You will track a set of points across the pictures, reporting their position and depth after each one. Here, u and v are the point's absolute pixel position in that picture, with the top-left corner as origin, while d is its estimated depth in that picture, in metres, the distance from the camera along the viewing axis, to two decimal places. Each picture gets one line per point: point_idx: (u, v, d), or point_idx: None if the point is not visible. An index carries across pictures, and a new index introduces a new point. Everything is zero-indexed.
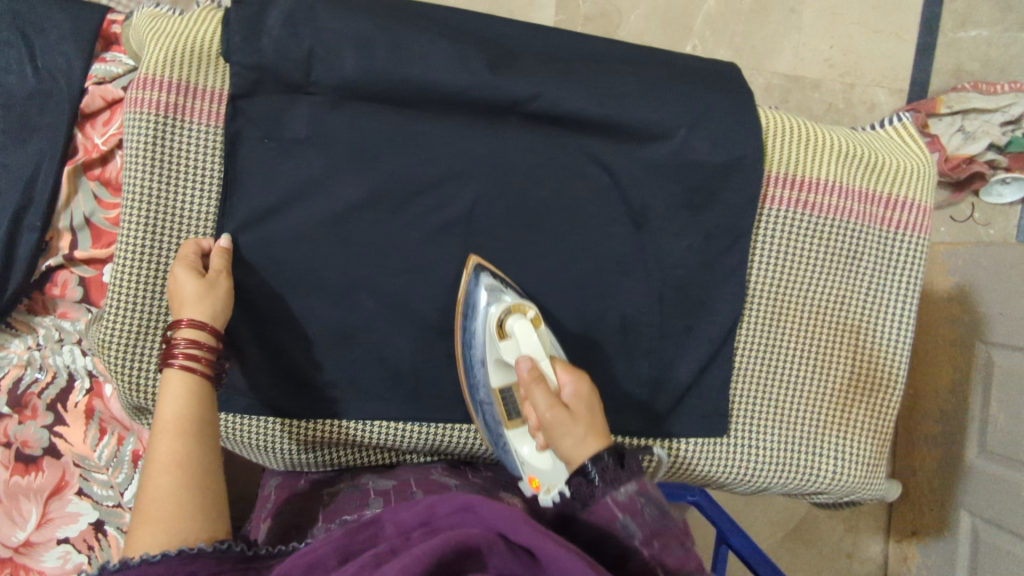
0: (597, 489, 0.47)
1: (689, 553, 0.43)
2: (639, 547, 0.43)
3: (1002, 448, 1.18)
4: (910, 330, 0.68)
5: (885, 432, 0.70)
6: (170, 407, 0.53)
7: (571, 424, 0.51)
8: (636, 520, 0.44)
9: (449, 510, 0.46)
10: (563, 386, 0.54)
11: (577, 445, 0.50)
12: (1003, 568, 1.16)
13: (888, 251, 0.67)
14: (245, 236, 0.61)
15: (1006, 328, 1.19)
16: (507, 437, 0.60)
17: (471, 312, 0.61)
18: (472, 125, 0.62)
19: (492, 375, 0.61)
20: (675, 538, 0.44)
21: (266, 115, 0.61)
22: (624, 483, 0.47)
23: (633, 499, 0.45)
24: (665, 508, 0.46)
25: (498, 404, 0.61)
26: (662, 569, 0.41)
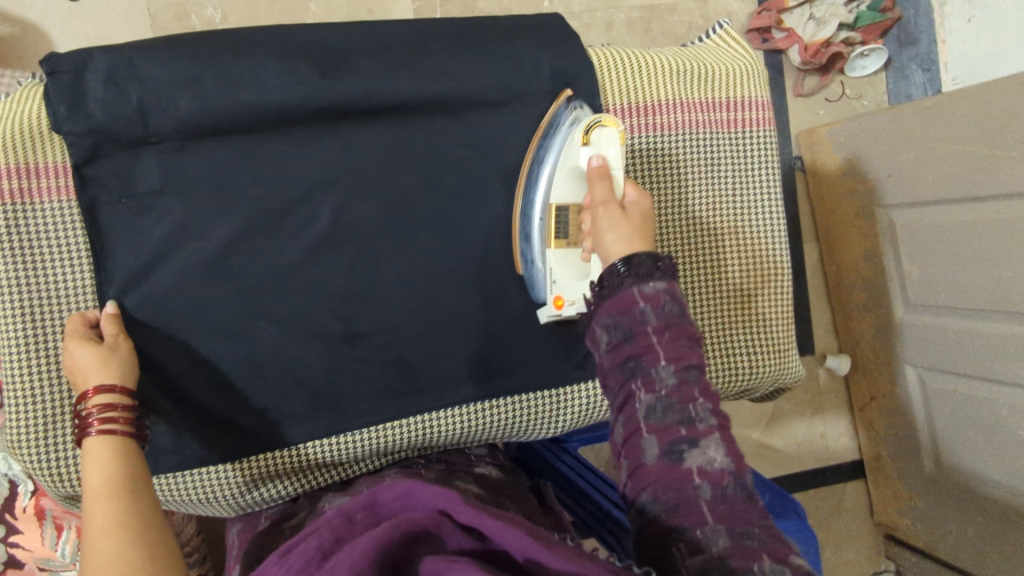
0: (626, 280, 0.52)
1: (692, 352, 0.50)
2: (648, 334, 0.50)
3: (925, 298, 1.27)
4: (780, 216, 0.76)
5: (786, 316, 0.75)
6: (97, 474, 0.52)
7: (624, 224, 0.57)
8: (654, 311, 0.51)
9: (390, 497, 0.50)
10: (626, 195, 0.60)
11: (622, 243, 0.56)
12: (954, 404, 1.25)
13: (740, 152, 0.74)
14: (130, 299, 0.61)
15: (900, 187, 1.27)
16: (547, 255, 0.65)
17: (551, 132, 0.67)
18: (322, 136, 0.64)
19: (556, 187, 0.64)
20: (684, 335, 0.50)
21: (115, 176, 0.61)
22: (654, 279, 0.52)
23: (659, 294, 0.51)
24: (685, 311, 0.51)
25: (546, 221, 0.65)
26: (658, 356, 0.49)
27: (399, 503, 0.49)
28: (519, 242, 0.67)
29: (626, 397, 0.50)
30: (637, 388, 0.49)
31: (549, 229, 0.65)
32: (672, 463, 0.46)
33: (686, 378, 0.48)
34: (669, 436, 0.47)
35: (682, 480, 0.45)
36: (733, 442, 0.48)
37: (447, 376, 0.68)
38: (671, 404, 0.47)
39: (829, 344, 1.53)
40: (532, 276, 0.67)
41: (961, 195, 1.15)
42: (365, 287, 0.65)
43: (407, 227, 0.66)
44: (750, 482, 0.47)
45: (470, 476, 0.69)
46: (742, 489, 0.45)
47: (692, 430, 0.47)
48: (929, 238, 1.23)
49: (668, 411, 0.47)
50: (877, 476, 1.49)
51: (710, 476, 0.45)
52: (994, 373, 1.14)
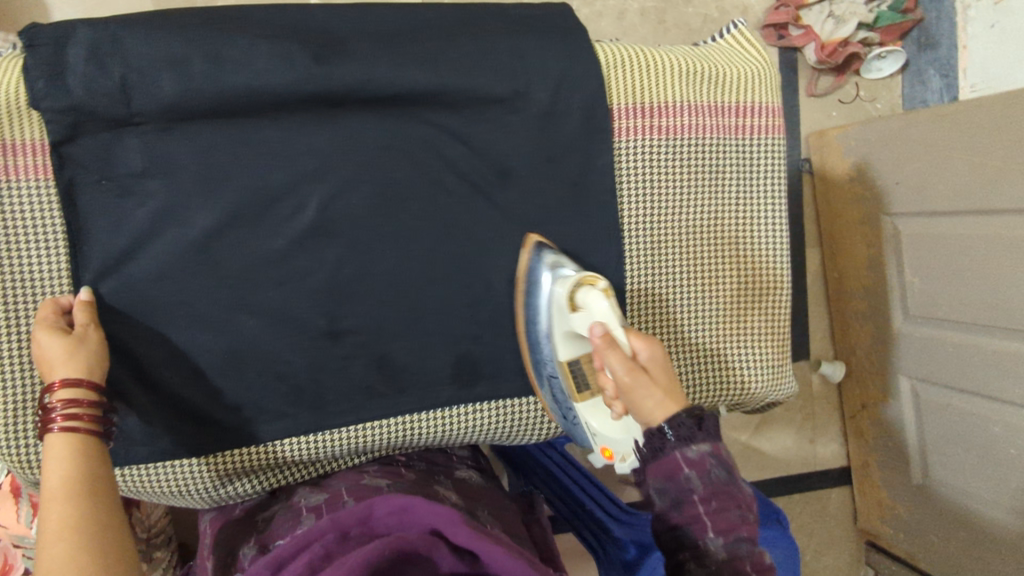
0: (669, 444, 0.49)
1: (741, 521, 0.48)
2: (695, 505, 0.48)
3: (925, 310, 1.25)
4: (784, 230, 0.73)
5: (783, 332, 0.74)
6: (56, 471, 0.51)
7: (654, 391, 0.52)
8: (701, 478, 0.48)
9: (386, 512, 0.48)
10: (636, 351, 0.55)
11: (662, 404, 0.51)
12: (947, 418, 1.24)
13: (747, 161, 0.71)
14: (106, 286, 0.59)
15: (909, 196, 1.25)
16: (578, 412, 0.62)
17: (533, 284, 0.65)
18: (312, 123, 0.62)
19: (560, 349, 0.63)
20: (734, 502, 0.48)
21: (96, 156, 0.59)
22: (698, 441, 0.49)
23: (705, 459, 0.48)
24: (734, 474, 0.49)
25: (564, 376, 0.63)
26: (706, 526, 0.47)
27: (394, 520, 0.48)
28: (547, 399, 0.67)
29: (676, 566, 0.48)
30: (684, 557, 0.48)
31: (570, 385, 0.62)
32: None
33: (738, 551, 0.46)
34: None
35: None
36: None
37: (430, 377, 0.66)
38: None
39: (824, 350, 1.52)
40: (571, 431, 0.66)
41: (969, 208, 1.13)
42: (350, 284, 0.63)
43: (396, 223, 0.64)
44: None
45: (450, 480, 0.68)
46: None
47: None
48: (933, 250, 1.21)
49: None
50: (863, 485, 1.49)
51: None
52: (988, 390, 1.13)
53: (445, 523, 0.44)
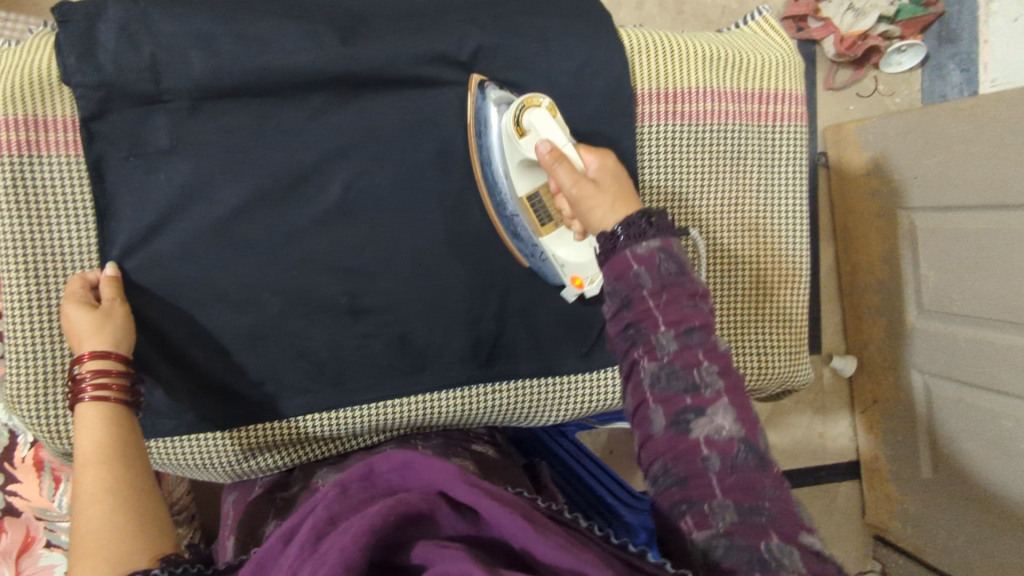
0: (620, 242, 0.49)
1: (695, 310, 0.47)
2: (645, 297, 0.47)
3: (939, 304, 1.25)
4: (803, 217, 0.73)
5: (801, 319, 0.74)
6: (87, 439, 0.52)
7: (602, 195, 0.53)
8: (651, 273, 0.47)
9: (388, 470, 0.48)
10: (588, 165, 0.56)
11: (609, 213, 0.53)
12: (959, 413, 1.24)
13: (770, 147, 0.71)
14: (133, 261, 0.60)
15: (926, 190, 1.24)
16: (543, 245, 0.64)
17: (484, 126, 0.63)
18: (338, 103, 0.62)
19: (517, 184, 0.62)
20: (688, 296, 0.47)
21: (125, 132, 0.59)
22: (647, 239, 0.49)
23: (654, 254, 0.48)
24: (686, 268, 0.48)
25: (524, 211, 0.63)
26: (659, 320, 0.46)
27: (397, 476, 0.47)
28: (512, 241, 0.66)
29: (630, 366, 0.47)
30: (639, 355, 0.47)
31: (532, 218, 0.63)
32: (679, 435, 0.44)
33: (690, 342, 0.46)
34: (677, 406, 0.45)
35: (691, 451, 0.43)
36: (740, 394, 0.45)
37: (450, 357, 0.66)
38: (676, 373, 0.45)
39: (836, 344, 1.52)
40: (540, 268, 0.67)
41: (987, 202, 1.12)
42: (373, 264, 0.64)
43: (420, 203, 0.64)
44: (766, 448, 0.44)
45: (466, 452, 0.68)
46: (753, 457, 0.43)
47: (698, 399, 0.44)
48: (950, 245, 1.20)
49: (671, 378, 0.45)
50: (873, 479, 1.49)
51: (719, 447, 0.43)
52: (1001, 386, 1.13)
53: (447, 479, 0.44)
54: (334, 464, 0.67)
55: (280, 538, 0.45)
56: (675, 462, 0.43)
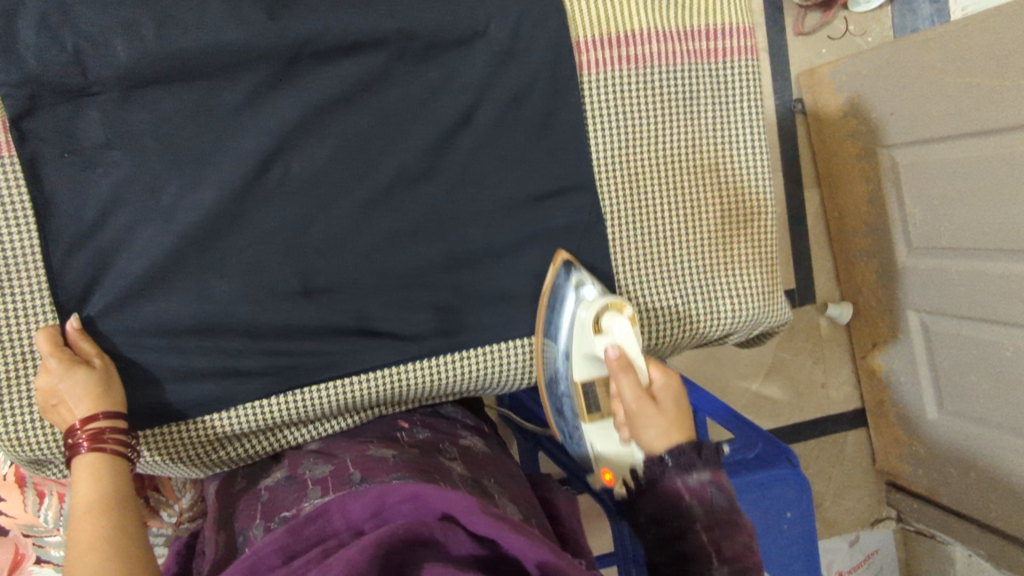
0: (671, 471, 0.55)
1: (743, 542, 0.52)
2: (700, 532, 0.53)
3: (929, 240, 1.22)
4: (764, 154, 0.71)
5: (770, 258, 0.72)
6: (87, 487, 0.54)
7: (660, 422, 0.57)
8: (702, 505, 0.53)
9: (398, 499, 0.47)
10: (653, 380, 0.59)
11: (664, 436, 0.57)
12: (959, 347, 1.22)
13: (720, 84, 0.69)
14: (81, 259, 0.59)
15: (903, 125, 1.22)
16: (584, 431, 0.64)
17: (557, 303, 0.65)
18: (272, 79, 0.61)
19: (576, 368, 0.63)
20: (734, 526, 0.53)
21: (57, 128, 0.58)
22: (700, 470, 0.54)
23: (705, 487, 0.54)
24: (730, 497, 0.54)
25: (575, 396, 0.64)
26: (710, 555, 0.52)
27: (410, 509, 0.46)
28: (553, 411, 0.68)
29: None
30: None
31: (579, 403, 0.64)
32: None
33: (740, 572, 0.51)
34: None
35: None
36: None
37: (412, 330, 0.65)
38: None
39: (830, 292, 1.49)
40: (572, 439, 0.68)
41: (964, 131, 1.10)
42: (323, 241, 0.63)
43: (365, 176, 0.63)
44: None
45: (454, 450, 0.66)
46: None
47: None
48: (934, 177, 1.18)
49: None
50: (880, 425, 1.47)
51: None
52: (999, 315, 1.11)
53: (465, 511, 0.44)
54: (314, 453, 0.65)
55: (280, 556, 0.45)
56: None
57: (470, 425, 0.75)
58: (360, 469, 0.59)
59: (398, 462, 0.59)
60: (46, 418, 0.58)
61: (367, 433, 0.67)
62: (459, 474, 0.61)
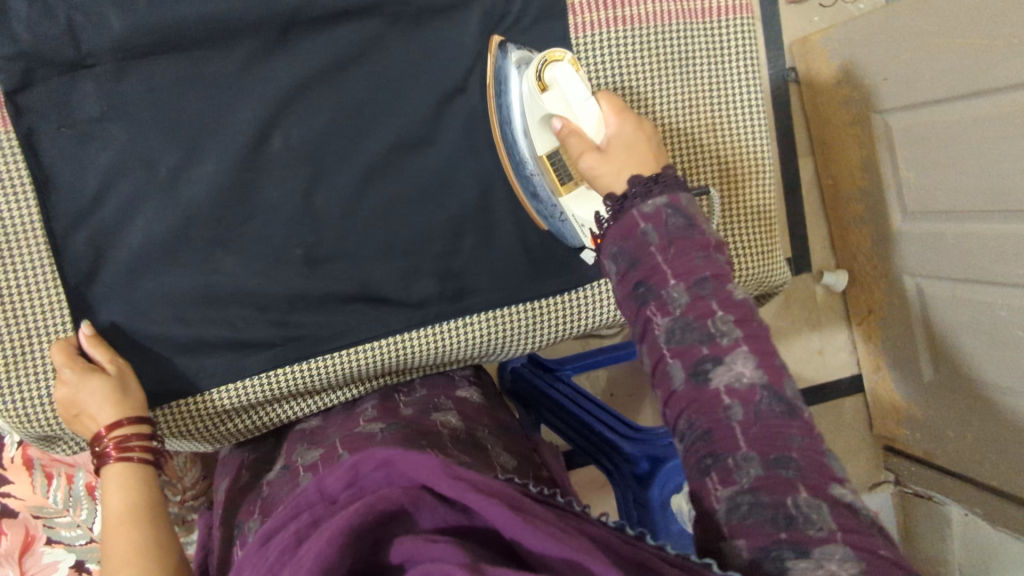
0: (628, 204, 0.51)
1: (707, 264, 0.46)
2: (655, 257, 0.47)
3: (923, 204, 1.23)
4: (762, 113, 0.70)
5: (769, 217, 0.72)
6: (115, 497, 0.55)
7: (611, 159, 0.55)
8: (658, 231, 0.48)
9: (370, 466, 0.45)
10: (609, 129, 0.56)
11: (622, 173, 0.54)
12: (954, 310, 1.23)
13: (715, 42, 0.69)
14: (82, 233, 0.59)
15: (896, 90, 1.22)
16: (564, 205, 0.62)
17: (503, 84, 0.63)
18: (267, 49, 0.60)
19: (535, 143, 0.61)
20: (695, 247, 0.47)
21: (53, 102, 0.58)
22: (655, 198, 0.50)
23: (659, 211, 0.49)
24: (694, 224, 0.48)
25: (545, 171, 0.62)
26: (667, 275, 0.46)
27: (381, 476, 0.44)
28: (531, 202, 0.66)
29: (646, 326, 0.47)
30: (652, 312, 0.47)
31: (550, 177, 0.62)
32: (701, 388, 0.44)
33: (701, 292, 0.45)
34: (692, 358, 0.44)
35: (711, 402, 0.43)
36: (765, 342, 0.45)
37: (415, 298, 0.65)
38: (689, 325, 0.45)
39: (826, 261, 1.50)
40: (561, 229, 0.65)
41: (957, 93, 1.10)
42: (323, 211, 0.63)
43: (364, 146, 0.63)
44: (792, 393, 0.43)
45: (450, 403, 0.67)
46: (777, 405, 0.42)
47: (714, 347, 0.44)
48: (927, 141, 1.18)
49: (687, 335, 0.45)
50: (878, 390, 1.49)
51: (739, 394, 0.43)
52: (994, 276, 1.13)
53: (430, 475, 0.40)
54: (310, 435, 0.65)
55: (263, 544, 0.45)
56: (698, 414, 0.43)
57: (469, 375, 0.75)
58: (350, 449, 0.58)
59: (386, 437, 0.59)
60: (70, 426, 0.59)
61: (369, 400, 0.67)
62: (450, 429, 0.61)
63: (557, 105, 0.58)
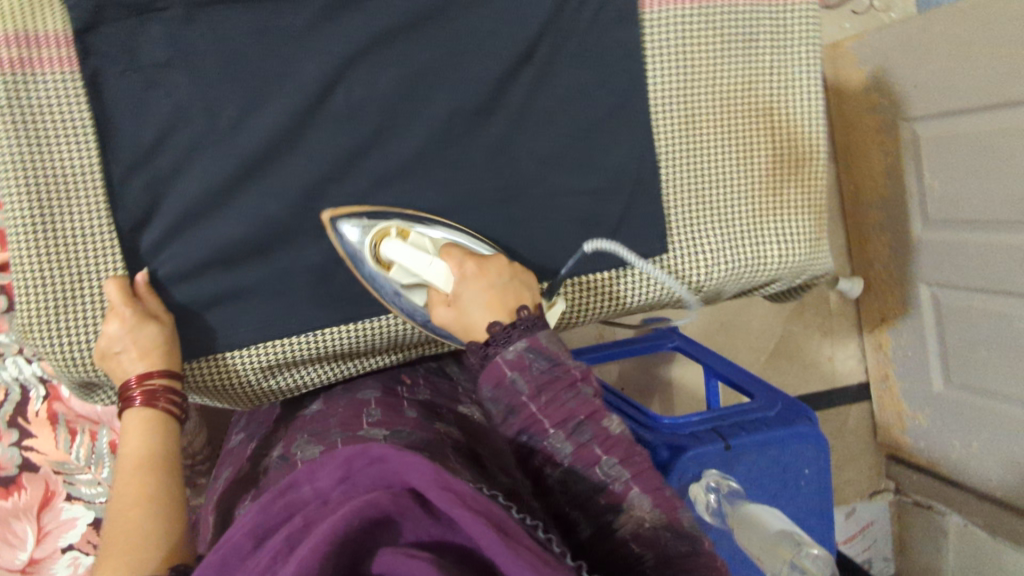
0: (491, 356, 0.51)
1: (580, 404, 0.48)
2: (526, 405, 0.49)
3: (946, 215, 1.24)
4: (818, 100, 0.71)
5: (818, 205, 0.72)
6: (134, 441, 0.55)
7: (473, 287, 0.55)
8: (525, 378, 0.49)
9: (363, 463, 0.44)
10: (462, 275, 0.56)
11: (483, 310, 0.54)
12: (969, 321, 1.25)
13: (779, 29, 0.68)
14: (138, 179, 0.59)
15: (925, 99, 1.23)
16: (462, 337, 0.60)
17: (358, 260, 0.61)
18: (338, 5, 0.60)
19: (412, 296, 0.60)
20: (565, 388, 0.49)
21: (120, 44, 0.57)
22: (514, 342, 0.51)
23: (522, 357, 0.50)
24: (556, 364, 0.50)
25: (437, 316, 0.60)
26: (546, 426, 0.48)
27: (375, 475, 0.43)
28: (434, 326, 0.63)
29: (535, 471, 0.49)
30: (542, 462, 0.48)
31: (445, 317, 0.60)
32: (605, 535, 0.46)
33: (583, 438, 0.47)
34: (595, 506, 0.46)
35: (618, 548, 0.45)
36: (648, 475, 0.48)
37: None
38: (580, 474, 0.47)
39: (842, 267, 1.51)
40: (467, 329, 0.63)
41: (988, 105, 1.11)
42: (380, 172, 0.62)
43: (426, 109, 0.62)
44: (682, 518, 0.47)
45: (452, 414, 0.67)
46: (682, 544, 0.45)
47: (609, 496, 0.46)
48: (954, 151, 1.19)
49: (577, 485, 0.47)
50: (884, 398, 1.50)
51: (645, 536, 0.45)
52: (1012, 289, 1.14)
53: (423, 483, 0.40)
54: (309, 426, 0.65)
55: (250, 537, 0.43)
56: (606, 560, 0.46)
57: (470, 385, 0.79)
58: (350, 447, 0.57)
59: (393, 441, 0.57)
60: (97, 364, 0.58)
61: (371, 390, 0.68)
62: (454, 439, 0.61)
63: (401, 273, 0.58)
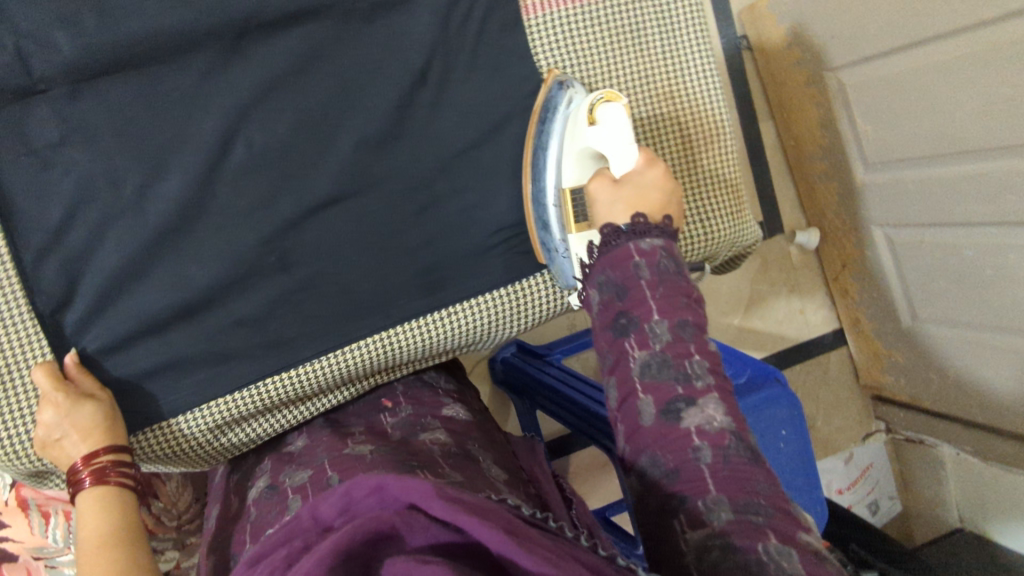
0: (624, 236, 0.54)
1: (688, 309, 0.50)
2: (642, 289, 0.51)
3: (884, 156, 1.26)
4: (716, 76, 0.72)
5: (735, 176, 0.73)
6: (91, 526, 0.54)
7: (617, 191, 0.57)
8: (649, 268, 0.51)
9: (360, 491, 0.42)
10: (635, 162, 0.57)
11: (626, 209, 0.56)
12: (924, 254, 1.26)
13: (663, 14, 0.70)
14: (51, 261, 0.59)
15: (844, 47, 1.24)
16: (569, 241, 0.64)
17: (550, 112, 0.65)
18: (223, 58, 0.60)
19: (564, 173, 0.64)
20: (680, 289, 0.51)
21: (10, 132, 0.57)
22: (651, 235, 0.53)
23: (655, 250, 0.52)
24: (682, 270, 0.52)
25: (564, 206, 0.64)
26: (651, 311, 0.50)
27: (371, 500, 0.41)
28: (539, 230, 0.66)
29: (621, 353, 0.50)
30: (632, 346, 0.50)
31: (567, 213, 0.64)
32: (671, 425, 0.46)
33: (680, 334, 0.49)
34: (666, 396, 0.47)
35: (680, 439, 0.45)
36: (729, 396, 0.48)
37: (394, 293, 0.65)
38: (666, 363, 0.48)
39: (796, 221, 1.52)
40: (560, 264, 0.66)
41: (902, 44, 1.13)
42: (294, 214, 0.62)
43: (330, 145, 0.63)
44: (752, 441, 0.46)
45: (438, 421, 0.66)
46: (746, 453, 0.45)
47: (688, 387, 0.47)
48: (880, 94, 1.21)
49: (660, 372, 0.48)
50: (860, 341, 1.52)
51: (709, 436, 0.45)
52: (958, 218, 1.16)
53: (423, 497, 0.38)
54: (295, 459, 0.64)
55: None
56: (663, 453, 0.46)
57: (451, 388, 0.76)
58: (340, 471, 0.57)
59: (376, 458, 0.57)
60: (42, 452, 0.58)
61: (355, 422, 0.67)
62: (440, 445, 0.60)
63: (594, 135, 0.60)
